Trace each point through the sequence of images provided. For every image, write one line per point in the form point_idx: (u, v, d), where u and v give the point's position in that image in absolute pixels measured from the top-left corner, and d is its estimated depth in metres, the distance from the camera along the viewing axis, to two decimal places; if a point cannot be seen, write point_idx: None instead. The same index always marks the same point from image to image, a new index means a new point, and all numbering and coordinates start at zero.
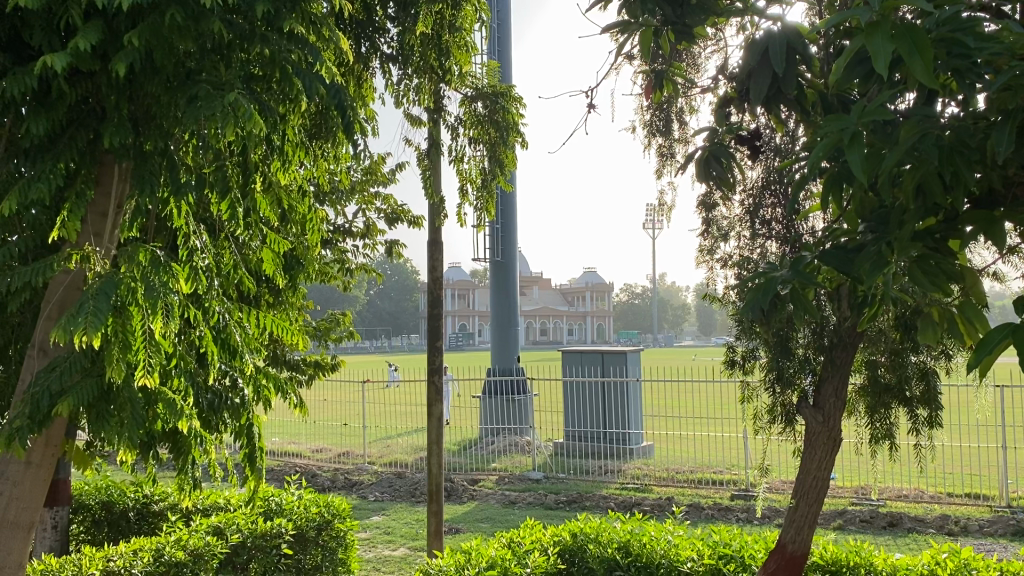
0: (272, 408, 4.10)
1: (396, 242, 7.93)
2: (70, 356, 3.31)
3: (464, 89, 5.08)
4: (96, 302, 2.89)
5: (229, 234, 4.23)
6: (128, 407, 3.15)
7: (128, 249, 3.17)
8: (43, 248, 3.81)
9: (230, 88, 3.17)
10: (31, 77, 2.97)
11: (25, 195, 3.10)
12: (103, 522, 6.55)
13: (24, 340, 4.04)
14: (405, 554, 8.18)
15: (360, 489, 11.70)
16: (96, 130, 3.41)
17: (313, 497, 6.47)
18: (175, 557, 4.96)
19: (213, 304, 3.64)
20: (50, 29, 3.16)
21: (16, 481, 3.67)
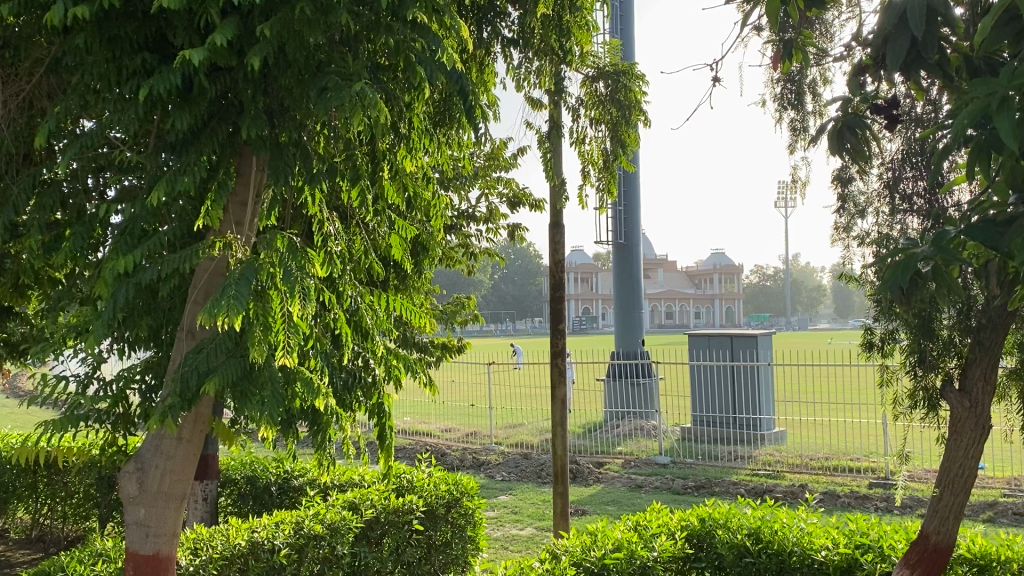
0: (402, 388, 4.21)
1: (518, 226, 7.98)
2: (215, 338, 3.50)
3: (585, 69, 5.06)
4: (238, 286, 3.05)
5: (359, 221, 4.35)
6: (269, 385, 3.32)
7: (267, 237, 3.35)
8: (189, 236, 4.03)
9: (358, 78, 3.27)
10: (175, 74, 3.15)
11: (172, 187, 3.30)
12: (249, 496, 6.95)
13: (175, 323, 4.33)
14: (532, 533, 8.28)
15: (488, 469, 11.92)
16: (235, 124, 3.60)
17: (443, 474, 6.66)
18: (313, 530, 5.21)
19: (347, 287, 3.78)
20: (191, 29, 3.35)
21: (168, 455, 3.93)
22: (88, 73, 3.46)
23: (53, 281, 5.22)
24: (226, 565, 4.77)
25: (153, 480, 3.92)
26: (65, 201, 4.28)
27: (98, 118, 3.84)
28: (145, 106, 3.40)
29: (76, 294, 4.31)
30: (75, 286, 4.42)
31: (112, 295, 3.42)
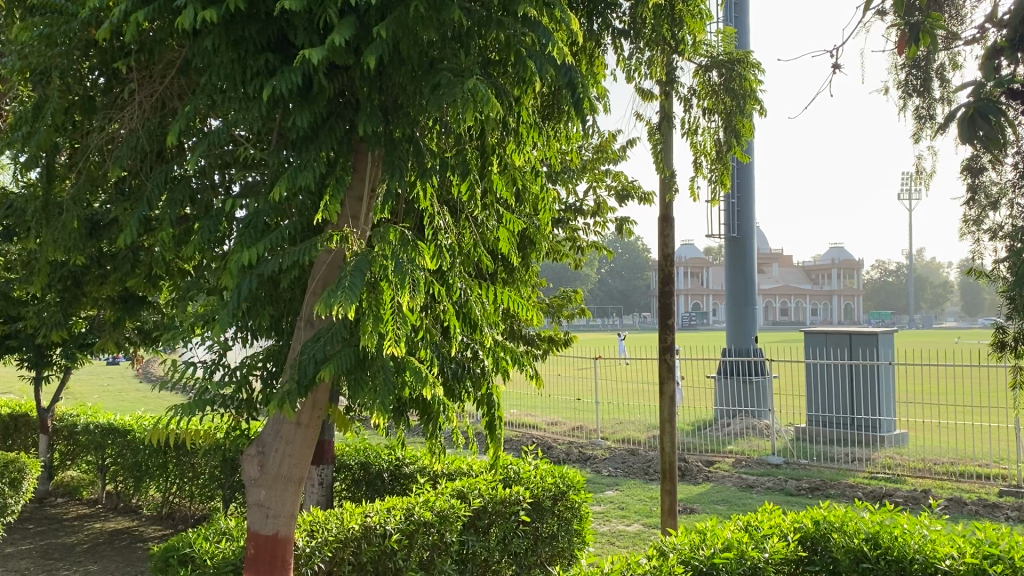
0: (510, 380, 4.24)
1: (627, 219, 7.91)
2: (332, 327, 3.62)
3: (698, 58, 4.95)
4: (352, 277, 3.14)
5: (468, 214, 4.40)
6: (381, 374, 3.41)
7: (380, 230, 3.43)
8: (308, 230, 4.18)
9: (469, 73, 3.31)
10: (296, 73, 3.27)
11: (293, 183, 3.43)
12: (362, 481, 7.17)
13: (295, 313, 4.53)
14: (639, 530, 8.21)
15: (594, 463, 11.90)
16: (352, 121, 3.71)
17: (549, 467, 6.68)
18: (423, 517, 5.33)
19: (456, 280, 3.83)
20: (310, 29, 3.46)
21: (287, 439, 4.10)
22: (215, 74, 3.63)
23: (183, 273, 5.51)
24: (341, 548, 4.93)
25: (274, 463, 4.10)
26: (194, 196, 4.52)
27: (225, 117, 4.03)
28: (267, 105, 3.55)
29: (203, 284, 4.54)
30: (203, 277, 4.66)
31: (236, 286, 3.58)
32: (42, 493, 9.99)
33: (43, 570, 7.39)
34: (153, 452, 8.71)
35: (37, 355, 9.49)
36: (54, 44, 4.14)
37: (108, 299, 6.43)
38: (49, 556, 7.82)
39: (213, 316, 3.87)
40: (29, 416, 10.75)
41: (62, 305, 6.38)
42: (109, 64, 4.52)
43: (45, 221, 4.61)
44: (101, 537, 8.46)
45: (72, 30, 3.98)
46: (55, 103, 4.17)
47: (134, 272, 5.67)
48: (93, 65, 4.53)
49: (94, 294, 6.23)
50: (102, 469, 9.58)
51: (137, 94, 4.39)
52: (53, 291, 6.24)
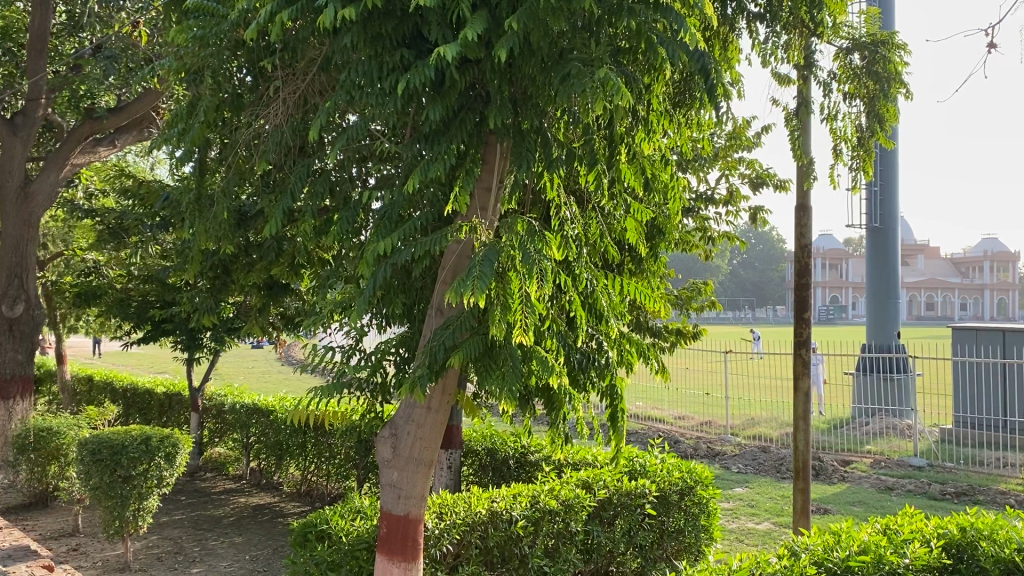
0: (635, 372, 4.21)
1: (760, 208, 7.68)
2: (460, 315, 3.69)
3: (839, 40, 4.76)
4: (482, 267, 3.21)
5: (595, 205, 4.38)
6: (508, 362, 3.47)
7: (508, 221, 3.46)
8: (438, 221, 4.29)
9: (599, 63, 3.30)
10: (430, 68, 3.35)
11: (426, 174, 3.51)
12: (489, 467, 7.30)
13: (425, 302, 4.65)
14: (770, 529, 7.99)
15: (723, 460, 11.67)
16: (482, 113, 3.77)
17: (676, 461, 6.60)
18: (548, 505, 5.37)
19: (582, 270, 3.83)
20: (444, 24, 3.54)
21: (419, 423, 4.24)
22: (354, 70, 3.78)
23: (322, 261, 5.76)
24: (469, 531, 5.03)
25: (406, 446, 4.24)
26: (333, 189, 4.73)
27: (362, 111, 4.18)
28: (402, 99, 3.65)
29: (340, 272, 4.74)
30: (340, 266, 4.86)
31: (372, 274, 3.71)
32: (194, 467, 10.70)
33: (194, 539, 7.92)
34: (293, 432, 9.16)
35: (189, 337, 10.14)
36: (206, 45, 4.41)
37: (254, 286, 6.81)
38: (200, 527, 8.37)
39: (350, 303, 4.03)
40: (182, 394, 11.50)
41: (212, 292, 6.79)
42: (256, 62, 4.76)
43: (198, 212, 4.92)
44: (246, 511, 8.98)
45: (223, 32, 4.22)
46: (208, 101, 4.44)
47: (278, 261, 5.98)
48: (240, 64, 4.79)
49: (241, 282, 6.59)
50: (246, 447, 10.15)
51: (281, 92, 4.62)
52: (205, 278, 6.65)
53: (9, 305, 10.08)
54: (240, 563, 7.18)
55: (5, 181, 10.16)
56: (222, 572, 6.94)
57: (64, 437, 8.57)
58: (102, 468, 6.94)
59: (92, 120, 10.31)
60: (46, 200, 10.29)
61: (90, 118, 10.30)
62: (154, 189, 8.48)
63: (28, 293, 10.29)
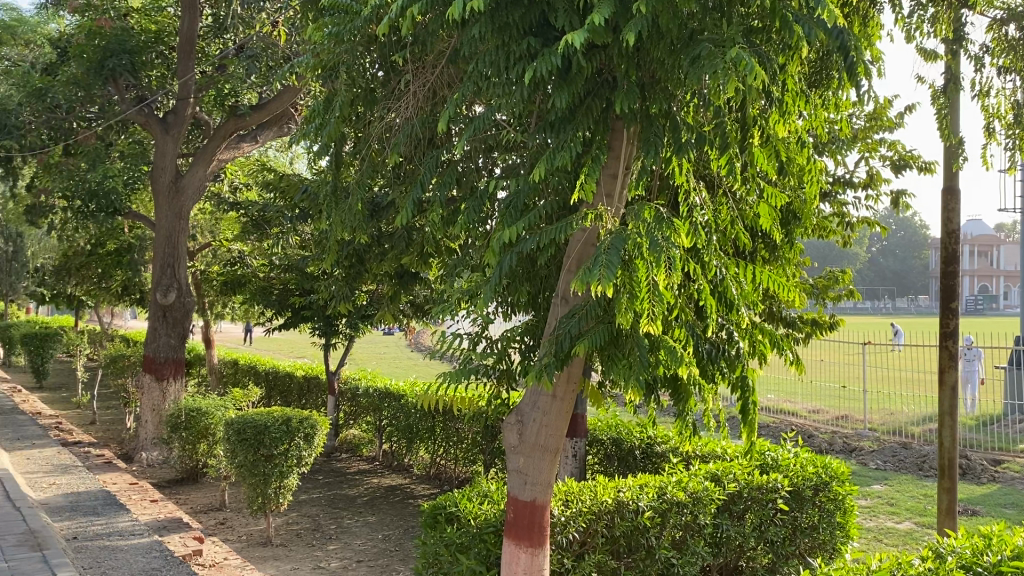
0: (767, 364, 4.08)
1: (903, 192, 7.28)
2: (586, 303, 3.68)
3: (993, 11, 4.46)
4: (608, 256, 3.19)
5: (727, 190, 4.26)
6: (636, 351, 3.46)
7: (635, 208, 3.42)
8: (565, 209, 4.29)
9: (731, 43, 3.21)
10: (556, 56, 3.35)
11: (551, 163, 3.51)
12: (614, 457, 7.27)
13: (550, 290, 4.67)
14: (911, 529, 7.61)
15: (860, 456, 11.20)
16: (608, 99, 3.74)
17: (810, 456, 6.37)
18: (676, 496, 5.30)
19: (711, 258, 3.75)
20: (571, 10, 3.53)
21: (545, 410, 4.26)
22: (482, 61, 3.83)
23: (450, 250, 5.88)
24: (595, 520, 5.01)
25: (532, 433, 4.28)
26: (460, 179, 4.81)
27: (489, 101, 4.23)
28: (529, 88, 3.68)
29: (468, 261, 4.81)
30: (467, 254, 4.94)
31: (499, 263, 3.75)
32: (330, 448, 11.16)
33: (331, 517, 8.26)
34: (423, 416, 9.41)
35: (326, 324, 10.40)
36: (341, 42, 4.57)
37: (386, 275, 7.03)
38: (336, 505, 8.73)
39: (477, 291, 4.09)
40: (319, 378, 12.00)
41: (347, 280, 7.05)
42: (387, 57, 4.89)
43: (334, 203, 5.11)
44: (378, 492, 9.29)
45: (356, 28, 4.37)
46: (342, 97, 4.60)
47: (408, 250, 6.14)
48: (373, 60, 4.93)
49: (374, 270, 6.81)
50: (379, 430, 10.48)
51: (411, 85, 4.73)
52: (340, 267, 6.92)
53: (164, 292, 10.77)
54: (373, 542, 7.44)
55: (159, 177, 10.84)
56: (357, 549, 7.21)
57: (212, 417, 9.11)
58: (247, 447, 7.34)
59: (236, 117, 10.88)
60: (195, 194, 10.92)
61: (234, 116, 10.86)
62: (293, 181, 8.88)
63: (180, 281, 10.95)
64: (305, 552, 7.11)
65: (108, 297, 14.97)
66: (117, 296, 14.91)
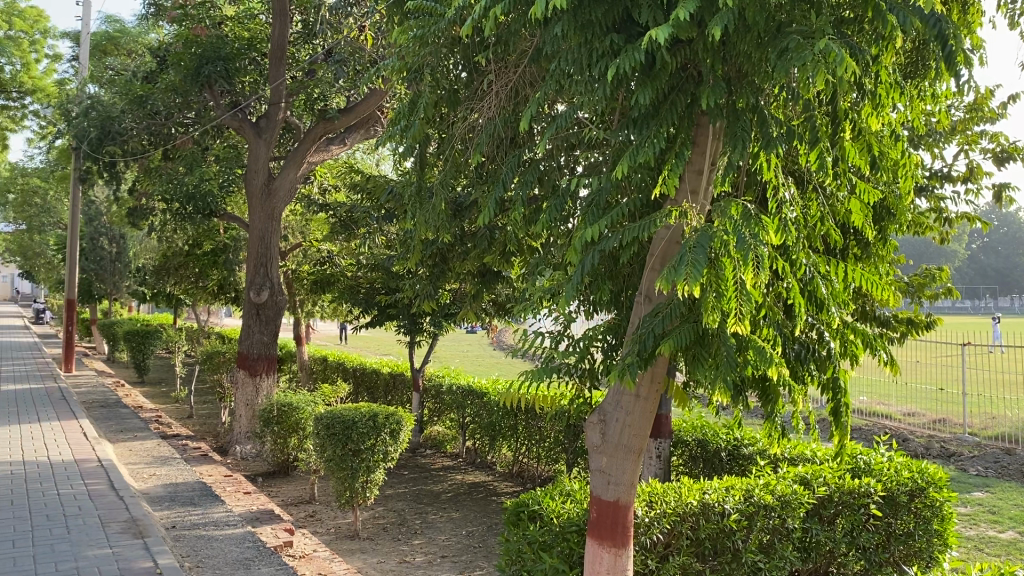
0: (860, 365, 3.95)
1: (1006, 185, 6.94)
2: (670, 303, 3.63)
3: None
4: (694, 254, 3.14)
5: (816, 185, 4.15)
6: (722, 351, 3.40)
7: (722, 205, 3.36)
8: (648, 207, 4.25)
9: (821, 34, 3.13)
10: (640, 52, 3.32)
11: (634, 160, 3.49)
12: (699, 459, 7.17)
13: (634, 289, 4.63)
14: (1015, 539, 7.26)
15: (959, 461, 10.74)
16: (693, 94, 3.68)
17: (905, 460, 6.15)
18: (763, 500, 5.19)
19: (801, 256, 3.65)
20: (655, 6, 3.49)
21: (628, 410, 4.23)
22: (564, 59, 3.83)
23: (532, 249, 5.89)
24: (679, 522, 4.94)
25: (615, 432, 4.25)
26: (543, 178, 4.81)
27: (571, 100, 4.22)
28: (612, 85, 3.65)
29: (550, 259, 4.81)
30: (549, 253, 4.93)
31: (581, 262, 3.74)
32: (415, 444, 11.33)
33: (416, 512, 8.39)
34: (505, 414, 9.47)
35: (411, 322, 10.53)
36: (425, 44, 4.64)
37: (469, 274, 7.09)
38: (421, 501, 8.86)
39: (559, 290, 4.09)
40: (404, 375, 12.19)
41: (432, 278, 7.14)
42: (471, 57, 4.93)
43: (419, 204, 5.19)
44: (462, 488, 9.39)
45: (440, 30, 4.43)
46: (427, 98, 4.67)
47: (491, 249, 6.17)
48: (457, 60, 4.98)
49: (458, 270, 6.89)
50: (462, 427, 10.59)
51: (494, 85, 4.76)
52: (425, 267, 7.01)
53: (257, 291, 11.09)
54: (457, 538, 7.52)
55: (253, 180, 11.18)
56: (441, 545, 7.30)
57: (302, 412, 9.39)
58: (335, 442, 7.52)
59: (325, 120, 11.15)
60: (286, 196, 11.22)
61: (323, 120, 11.13)
62: (379, 182, 9.05)
63: (273, 280, 11.26)
64: (390, 546, 7.25)
65: (204, 296, 15.54)
66: (213, 295, 15.46)
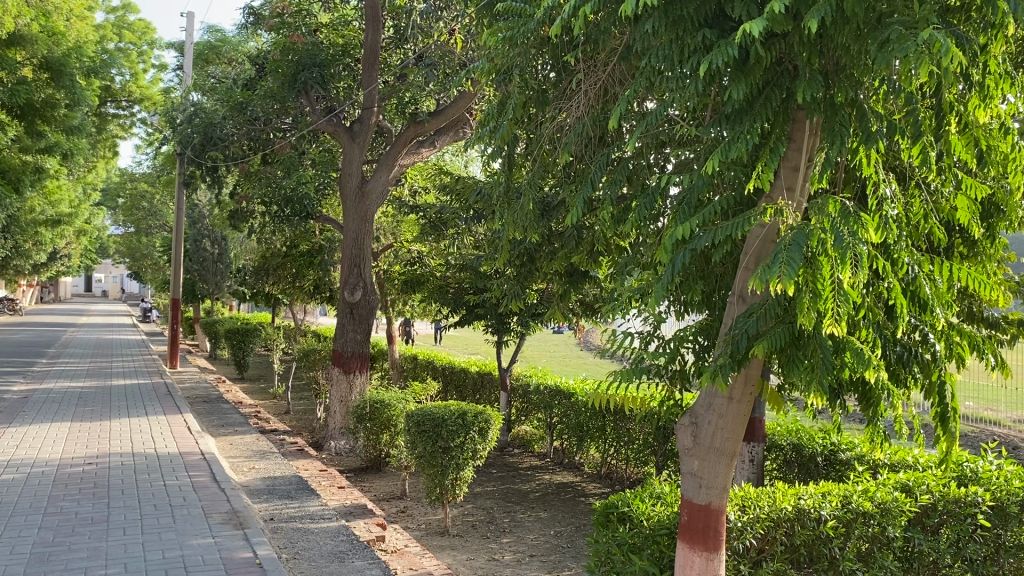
0: (967, 368, 3.78)
1: None
2: (765, 303, 3.56)
3: None
4: (789, 252, 3.07)
5: (919, 181, 3.99)
6: (818, 353, 3.32)
7: (819, 202, 3.27)
8: (742, 206, 4.17)
9: (925, 23, 3.02)
10: (733, 46, 3.26)
11: (726, 157, 3.44)
12: (794, 463, 6.99)
13: (726, 289, 4.56)
14: None
15: None
16: (789, 89, 3.59)
17: (1016, 469, 5.85)
18: (862, 506, 5.02)
19: (903, 254, 3.51)
20: (749, 0, 3.42)
21: (721, 413, 4.15)
22: (654, 55, 3.79)
23: (620, 249, 5.85)
24: (773, 527, 4.82)
25: (707, 435, 4.18)
26: (632, 177, 4.77)
27: (662, 97, 4.18)
28: (704, 81, 3.60)
29: (639, 259, 4.76)
30: (638, 253, 4.89)
31: (671, 260, 3.68)
32: (503, 443, 11.40)
33: (504, 511, 8.44)
34: (593, 414, 9.43)
35: (498, 322, 10.56)
36: (515, 45, 4.67)
37: (557, 274, 7.10)
38: (509, 499, 8.92)
39: (648, 290, 4.05)
40: (492, 375, 12.28)
41: (520, 278, 7.18)
42: (559, 57, 4.92)
43: (507, 204, 5.22)
44: (550, 488, 9.41)
45: (529, 31, 4.44)
46: (515, 99, 4.70)
47: (578, 249, 6.15)
48: (545, 60, 4.98)
49: (546, 269, 6.89)
50: (550, 427, 10.59)
51: (583, 84, 4.74)
52: (513, 266, 7.05)
53: (351, 291, 11.33)
54: (545, 537, 7.53)
55: (347, 183, 11.44)
56: (530, 544, 7.33)
57: (394, 409, 9.54)
58: (425, 439, 7.63)
59: (415, 124, 11.37)
60: (379, 198, 11.42)
61: (414, 123, 11.33)
62: (468, 183, 9.14)
63: (365, 281, 11.49)
64: (480, 543, 7.32)
65: (300, 295, 15.99)
66: (309, 294, 15.90)
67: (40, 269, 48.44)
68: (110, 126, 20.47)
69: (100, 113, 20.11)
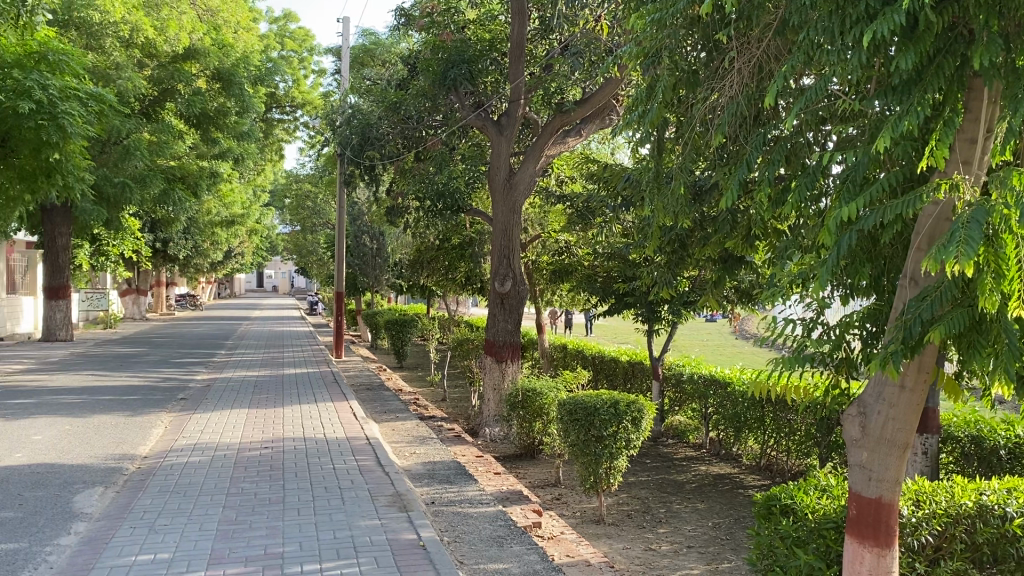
0: None
1: None
2: (940, 285, 3.32)
3: None
4: (969, 229, 2.84)
5: None
6: (1003, 338, 3.07)
7: (1000, 174, 3.03)
8: (913, 182, 3.93)
9: None
10: (900, 13, 3.08)
11: (895, 131, 3.24)
12: (973, 456, 6.54)
13: (897, 271, 4.33)
14: None
15: None
16: (964, 55, 3.35)
17: None
18: None
19: None
20: None
21: (892, 403, 3.93)
22: (813, 28, 3.66)
23: (778, 233, 5.65)
24: (951, 523, 4.53)
25: (877, 425, 3.97)
26: (791, 156, 4.61)
27: (821, 72, 4.01)
28: (868, 52, 3.42)
29: (799, 242, 4.58)
30: (798, 236, 4.69)
31: (836, 243, 3.51)
32: (657, 433, 11.29)
33: (660, 501, 8.36)
34: (751, 405, 9.19)
35: (649, 311, 10.44)
36: (663, 26, 4.63)
37: (711, 261, 6.95)
38: (665, 490, 8.82)
39: (810, 275, 3.90)
40: (644, 364, 12.15)
41: (670, 265, 7.08)
42: (711, 36, 4.81)
43: (657, 190, 5.14)
44: (707, 479, 9.23)
45: (678, 11, 4.38)
46: (665, 81, 4.64)
47: (733, 234, 5.97)
48: (696, 41, 4.88)
49: (698, 256, 6.75)
50: (705, 418, 10.37)
51: (736, 63, 4.60)
52: (664, 254, 6.96)
53: (502, 281, 11.46)
54: (703, 529, 7.40)
55: (496, 175, 11.58)
56: (687, 534, 7.23)
57: (546, 397, 9.66)
58: (578, 427, 7.68)
59: (562, 113, 11.31)
60: (526, 188, 11.50)
61: (560, 112, 11.28)
62: (616, 171, 9.08)
63: (515, 271, 11.58)
64: (636, 533, 7.28)
65: (454, 287, 16.41)
66: (462, 286, 16.28)
67: (217, 267, 51.99)
68: (276, 131, 21.74)
69: (267, 119, 21.43)
